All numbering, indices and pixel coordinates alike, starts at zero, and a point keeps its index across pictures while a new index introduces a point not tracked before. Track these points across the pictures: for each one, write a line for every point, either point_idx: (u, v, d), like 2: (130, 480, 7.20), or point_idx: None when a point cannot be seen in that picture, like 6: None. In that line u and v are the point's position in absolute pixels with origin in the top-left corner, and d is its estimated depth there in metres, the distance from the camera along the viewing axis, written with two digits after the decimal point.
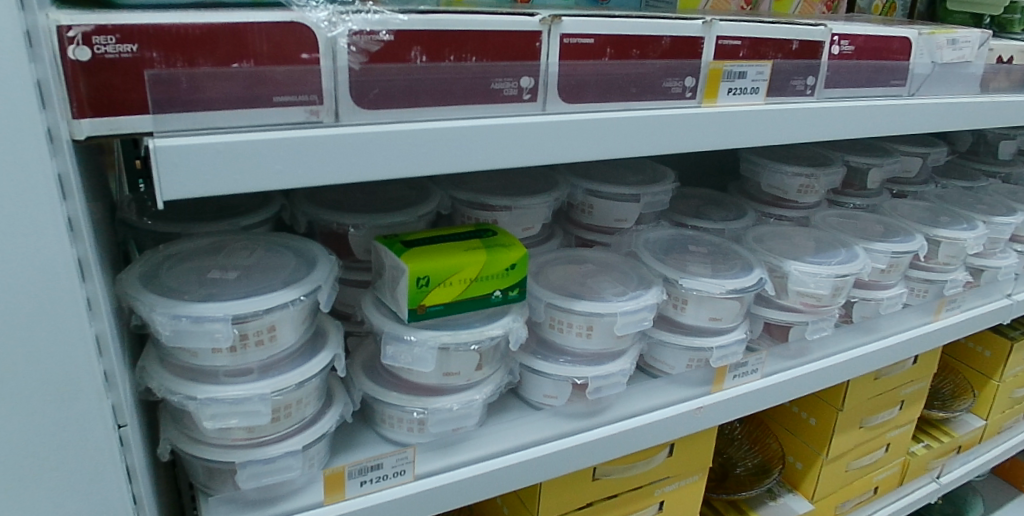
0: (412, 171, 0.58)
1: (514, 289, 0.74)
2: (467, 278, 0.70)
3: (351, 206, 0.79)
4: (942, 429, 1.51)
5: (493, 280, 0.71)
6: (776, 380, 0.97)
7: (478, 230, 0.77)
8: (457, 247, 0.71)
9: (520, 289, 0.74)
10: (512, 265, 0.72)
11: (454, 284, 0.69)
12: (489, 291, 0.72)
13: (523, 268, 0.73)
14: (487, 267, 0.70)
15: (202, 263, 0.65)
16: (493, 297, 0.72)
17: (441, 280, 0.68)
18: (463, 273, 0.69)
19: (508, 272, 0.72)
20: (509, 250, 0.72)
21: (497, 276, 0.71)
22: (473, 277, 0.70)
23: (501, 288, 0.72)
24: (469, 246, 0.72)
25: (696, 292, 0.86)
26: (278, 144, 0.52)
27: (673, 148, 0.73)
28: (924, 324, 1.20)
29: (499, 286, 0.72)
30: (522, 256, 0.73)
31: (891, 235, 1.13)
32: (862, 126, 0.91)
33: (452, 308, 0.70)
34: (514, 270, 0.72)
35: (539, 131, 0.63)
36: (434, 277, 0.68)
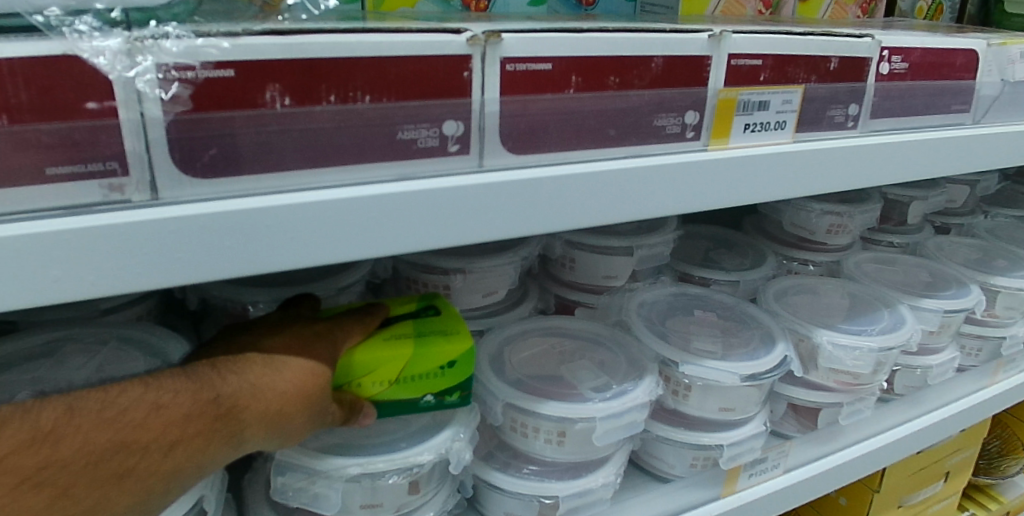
0: (280, 265, 0.40)
1: (453, 393, 0.55)
2: (378, 382, 0.51)
3: (253, 277, 0.61)
4: (988, 494, 1.31)
5: (419, 383, 0.53)
6: (801, 476, 0.78)
7: (419, 304, 0.57)
8: (378, 331, 0.52)
9: (461, 392, 0.55)
10: (451, 363, 0.53)
11: (358, 390, 0.51)
12: (413, 396, 0.53)
13: (467, 365, 0.54)
14: (410, 367, 0.51)
15: (19, 378, 0.48)
16: (420, 404, 0.54)
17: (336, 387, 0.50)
18: (370, 377, 0.51)
19: (443, 372, 0.53)
20: (448, 341, 0.52)
21: (428, 375, 0.52)
22: (387, 381, 0.51)
23: (432, 393, 0.54)
24: (390, 333, 0.52)
25: (700, 381, 0.67)
26: (49, 238, 0.34)
27: (671, 209, 0.54)
28: (978, 390, 1.00)
29: (429, 390, 0.53)
30: (466, 351, 0.53)
31: (940, 286, 0.94)
32: (916, 164, 0.71)
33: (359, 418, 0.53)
34: (452, 370, 0.53)
35: (473, 196, 0.44)
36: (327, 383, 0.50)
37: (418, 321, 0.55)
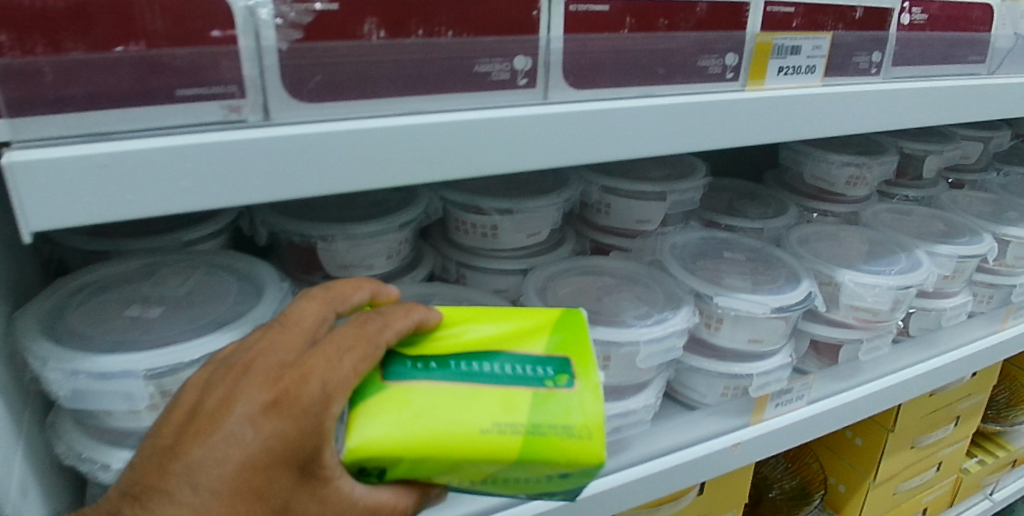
0: (371, 184, 0.45)
1: (546, 490, 0.46)
2: (463, 475, 0.43)
3: (316, 211, 0.66)
4: (996, 441, 1.36)
5: (509, 481, 0.44)
6: (823, 408, 0.82)
7: (548, 360, 0.46)
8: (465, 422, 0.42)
9: (557, 493, 0.47)
10: (559, 474, 0.43)
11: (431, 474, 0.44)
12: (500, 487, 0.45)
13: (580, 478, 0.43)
14: (504, 472, 0.42)
15: (123, 296, 0.53)
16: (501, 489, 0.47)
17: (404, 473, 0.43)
18: (452, 473, 0.43)
19: (544, 479, 0.43)
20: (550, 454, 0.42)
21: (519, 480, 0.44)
22: (474, 476, 0.43)
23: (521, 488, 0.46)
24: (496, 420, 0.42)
25: (733, 312, 0.72)
26: (181, 152, 0.39)
27: (711, 144, 0.58)
28: (990, 335, 1.04)
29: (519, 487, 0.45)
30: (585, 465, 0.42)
31: (954, 234, 0.98)
32: (933, 111, 0.75)
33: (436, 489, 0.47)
34: (557, 479, 0.44)
35: (538, 126, 0.49)
36: (395, 472, 0.42)
37: (542, 400, 0.43)
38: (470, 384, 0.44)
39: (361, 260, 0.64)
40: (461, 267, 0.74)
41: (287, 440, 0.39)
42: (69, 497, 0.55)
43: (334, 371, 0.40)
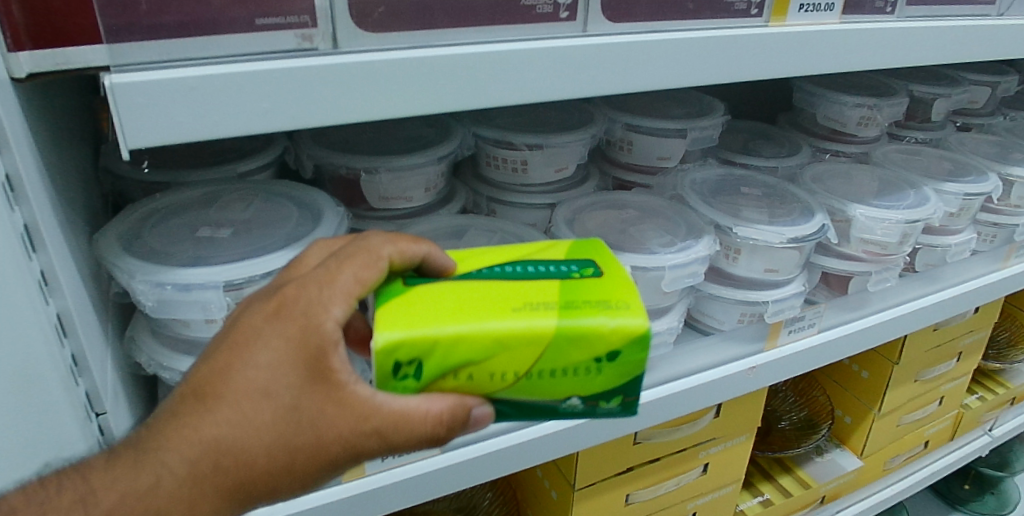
0: (429, 109, 0.48)
1: (613, 399, 0.46)
2: (510, 372, 0.43)
3: (359, 146, 0.69)
4: (996, 379, 1.41)
5: (562, 378, 0.44)
6: (834, 335, 0.87)
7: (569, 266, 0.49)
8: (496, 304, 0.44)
9: (623, 398, 0.46)
10: (611, 352, 0.43)
11: (478, 378, 0.43)
12: (557, 398, 0.45)
13: (633, 356, 0.44)
14: (553, 355, 0.43)
15: (191, 220, 0.57)
16: (561, 408, 0.45)
17: (450, 370, 0.43)
18: (501, 365, 0.43)
19: (596, 365, 0.44)
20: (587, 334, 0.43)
21: (563, 374, 0.44)
22: (523, 374, 0.43)
23: (580, 394, 0.45)
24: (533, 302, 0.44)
25: (751, 241, 0.76)
26: (262, 75, 0.42)
27: (735, 77, 0.62)
28: (993, 272, 1.08)
29: (577, 392, 0.45)
30: (637, 336, 0.43)
31: (961, 173, 1.01)
32: (944, 50, 0.78)
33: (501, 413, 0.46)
34: (610, 364, 0.44)
35: (577, 55, 0.52)
36: (425, 366, 0.42)
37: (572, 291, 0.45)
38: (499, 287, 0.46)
39: (402, 192, 0.68)
40: (492, 202, 0.79)
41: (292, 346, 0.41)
42: (146, 407, 0.60)
43: (334, 284, 0.43)
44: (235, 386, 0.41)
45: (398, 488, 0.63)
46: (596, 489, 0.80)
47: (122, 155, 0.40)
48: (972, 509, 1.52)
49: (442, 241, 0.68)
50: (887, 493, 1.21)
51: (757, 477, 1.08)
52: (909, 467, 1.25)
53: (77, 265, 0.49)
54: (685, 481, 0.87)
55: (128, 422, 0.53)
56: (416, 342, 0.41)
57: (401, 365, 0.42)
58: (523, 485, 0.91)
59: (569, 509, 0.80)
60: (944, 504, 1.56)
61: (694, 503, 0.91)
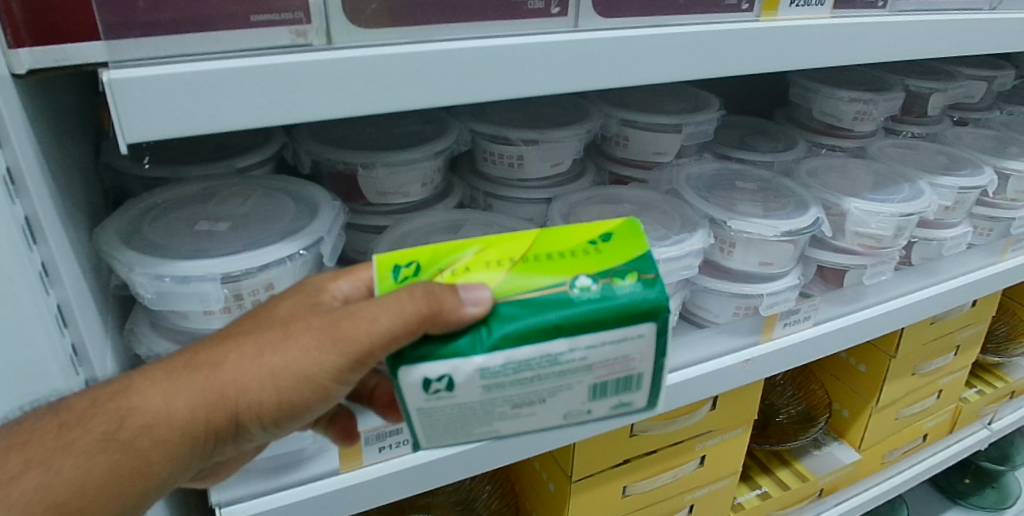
0: (423, 103, 0.49)
1: (626, 275, 0.40)
2: (505, 260, 0.42)
3: (356, 141, 0.70)
4: (995, 373, 1.41)
5: (562, 260, 0.42)
6: (829, 328, 0.88)
7: None
8: None
9: (637, 274, 0.41)
10: (603, 234, 0.44)
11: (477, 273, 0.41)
12: (561, 279, 0.40)
13: (627, 239, 0.44)
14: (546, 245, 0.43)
15: (190, 214, 0.58)
16: (573, 295, 0.40)
17: (446, 266, 0.42)
18: (494, 255, 0.43)
19: (591, 246, 0.43)
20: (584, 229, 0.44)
21: (569, 256, 0.42)
22: (519, 260, 0.42)
23: (589, 272, 0.40)
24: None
25: (745, 235, 0.77)
26: (257, 71, 0.43)
27: (728, 72, 0.62)
28: (989, 265, 1.08)
29: (585, 270, 0.40)
30: (625, 224, 0.44)
31: (957, 167, 1.01)
32: (938, 45, 0.79)
33: (507, 318, 0.39)
34: (606, 243, 0.43)
35: (569, 51, 0.53)
36: (423, 265, 0.43)
37: None
38: None
39: (399, 187, 0.69)
40: (488, 197, 0.79)
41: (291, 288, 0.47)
42: None
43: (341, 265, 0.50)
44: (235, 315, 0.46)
45: (395, 479, 0.64)
46: (593, 481, 0.81)
47: (120, 149, 0.41)
48: (972, 504, 1.52)
49: (439, 235, 0.69)
50: (885, 487, 1.21)
51: (755, 470, 1.09)
52: (907, 461, 1.26)
53: (77, 258, 0.50)
54: (681, 473, 0.88)
55: None
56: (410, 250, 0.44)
57: (398, 269, 0.43)
58: (521, 478, 0.92)
59: (566, 500, 0.81)
60: (943, 498, 1.56)
61: (691, 495, 0.92)
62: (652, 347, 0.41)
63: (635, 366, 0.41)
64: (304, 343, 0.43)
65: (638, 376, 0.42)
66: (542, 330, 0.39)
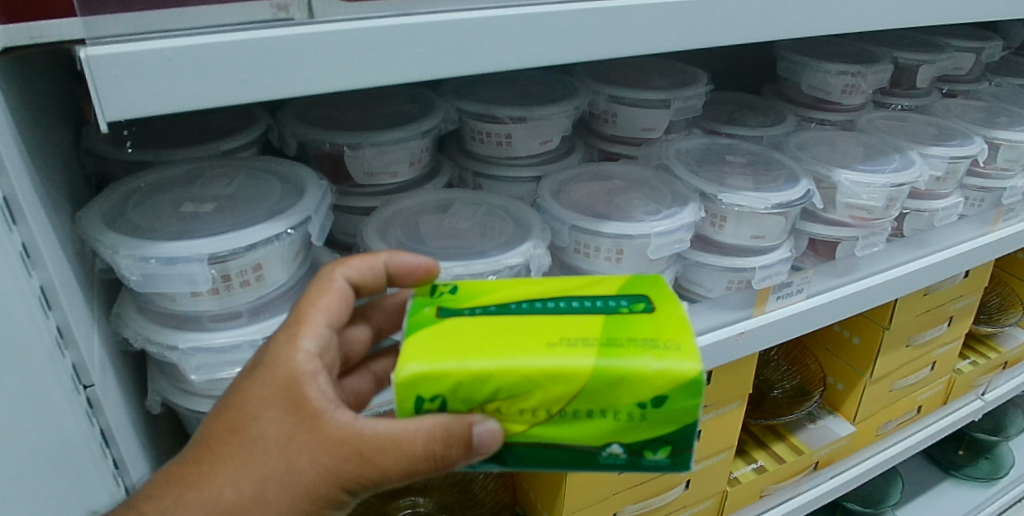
0: (408, 77, 0.49)
1: (660, 448, 0.43)
2: (543, 408, 0.41)
3: (342, 122, 0.69)
4: (988, 344, 1.42)
5: (602, 422, 0.42)
6: (823, 300, 0.87)
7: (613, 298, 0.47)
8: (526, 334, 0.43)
9: (670, 448, 0.43)
10: (656, 398, 0.41)
11: (505, 412, 0.42)
12: (595, 444, 0.42)
13: (682, 403, 0.41)
14: (591, 396, 0.41)
15: (175, 195, 0.57)
16: (599, 456, 0.43)
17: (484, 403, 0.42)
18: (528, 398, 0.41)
19: (640, 412, 0.41)
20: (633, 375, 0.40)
21: (603, 417, 0.42)
22: (560, 412, 0.41)
23: (622, 441, 0.43)
24: (568, 338, 0.43)
25: (736, 208, 0.77)
26: (240, 45, 0.43)
27: (719, 41, 0.62)
28: (981, 236, 1.08)
29: (618, 438, 0.42)
30: (688, 381, 0.40)
31: (947, 137, 1.01)
32: (939, 12, 0.76)
33: (528, 456, 0.44)
34: (657, 411, 0.41)
35: (554, 21, 0.52)
36: (447, 402, 0.42)
37: (606, 324, 0.44)
38: (540, 320, 0.45)
39: (386, 167, 0.68)
40: (477, 177, 0.79)
41: (261, 382, 0.44)
42: (132, 383, 0.61)
43: (299, 321, 0.47)
44: (218, 428, 0.44)
45: None
46: None
47: (101, 126, 0.40)
48: (965, 475, 1.53)
49: (428, 215, 0.69)
50: (881, 458, 1.22)
51: (750, 445, 1.09)
52: (902, 433, 1.26)
53: (59, 242, 0.50)
54: None
55: (112, 398, 0.54)
56: (436, 376, 0.40)
57: (422, 403, 0.42)
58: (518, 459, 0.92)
59: (563, 478, 0.81)
60: (938, 470, 1.57)
61: (687, 470, 0.92)
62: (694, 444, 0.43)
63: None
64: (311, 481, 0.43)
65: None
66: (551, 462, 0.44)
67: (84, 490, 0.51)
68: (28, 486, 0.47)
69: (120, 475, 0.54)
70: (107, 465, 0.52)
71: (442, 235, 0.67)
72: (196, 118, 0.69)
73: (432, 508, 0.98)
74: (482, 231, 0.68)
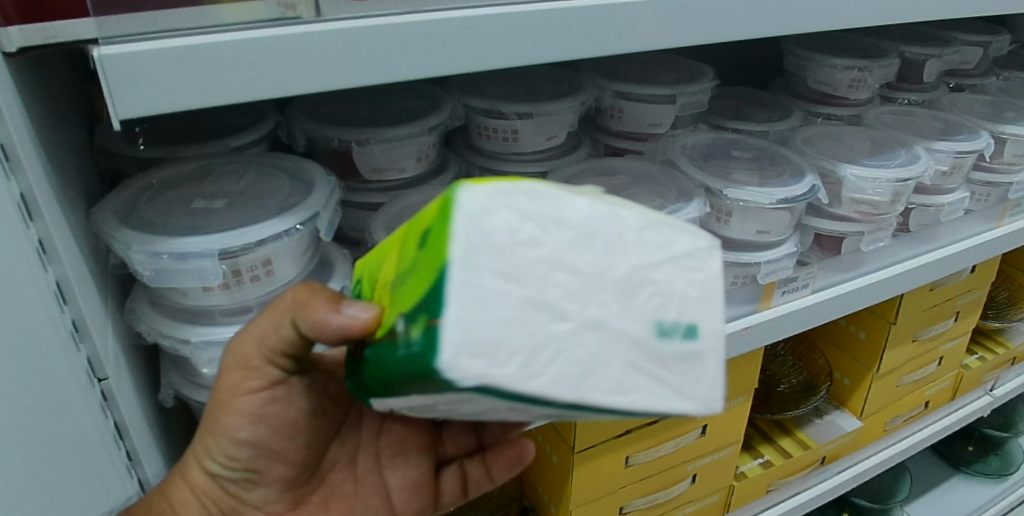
0: (415, 75, 0.49)
1: (416, 319, 0.29)
2: (384, 282, 0.35)
3: (350, 118, 0.70)
4: (997, 339, 1.41)
5: (398, 287, 0.32)
6: (829, 295, 0.87)
7: None
8: None
9: (424, 319, 0.29)
10: (425, 236, 0.31)
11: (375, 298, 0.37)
12: (389, 323, 0.32)
13: (435, 235, 0.30)
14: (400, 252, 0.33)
15: (186, 192, 0.58)
16: (394, 346, 0.31)
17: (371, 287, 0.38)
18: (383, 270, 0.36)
19: (416, 262, 0.31)
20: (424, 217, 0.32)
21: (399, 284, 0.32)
22: (386, 285, 0.34)
23: (401, 312, 0.31)
24: None
25: (742, 203, 0.77)
26: (251, 44, 0.43)
27: (723, 37, 0.62)
28: (987, 231, 1.08)
29: (399, 308, 0.31)
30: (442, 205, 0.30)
31: (953, 132, 1.01)
32: (946, 7, 0.76)
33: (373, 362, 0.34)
34: (423, 254, 0.30)
35: (559, 18, 0.53)
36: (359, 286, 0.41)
37: None
38: None
39: (394, 163, 0.69)
40: (484, 172, 0.80)
41: None
42: (145, 377, 0.62)
43: None
44: None
45: None
46: (595, 452, 0.82)
47: (113, 123, 0.41)
48: (974, 470, 1.53)
49: None
50: (889, 453, 1.22)
51: (757, 440, 1.10)
52: (909, 428, 1.26)
53: (75, 236, 0.51)
54: (683, 443, 0.89)
55: (126, 392, 0.55)
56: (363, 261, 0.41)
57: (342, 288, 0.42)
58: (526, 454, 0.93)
59: (570, 472, 0.82)
60: (946, 465, 1.57)
61: (693, 464, 0.93)
62: (474, 324, 0.27)
63: (561, 391, 0.28)
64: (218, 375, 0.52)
65: (631, 370, 0.29)
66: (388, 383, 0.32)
67: (100, 482, 0.52)
68: (46, 477, 0.48)
69: (132, 466, 0.56)
70: (121, 457, 0.54)
71: None
72: (206, 115, 0.70)
73: None
74: None
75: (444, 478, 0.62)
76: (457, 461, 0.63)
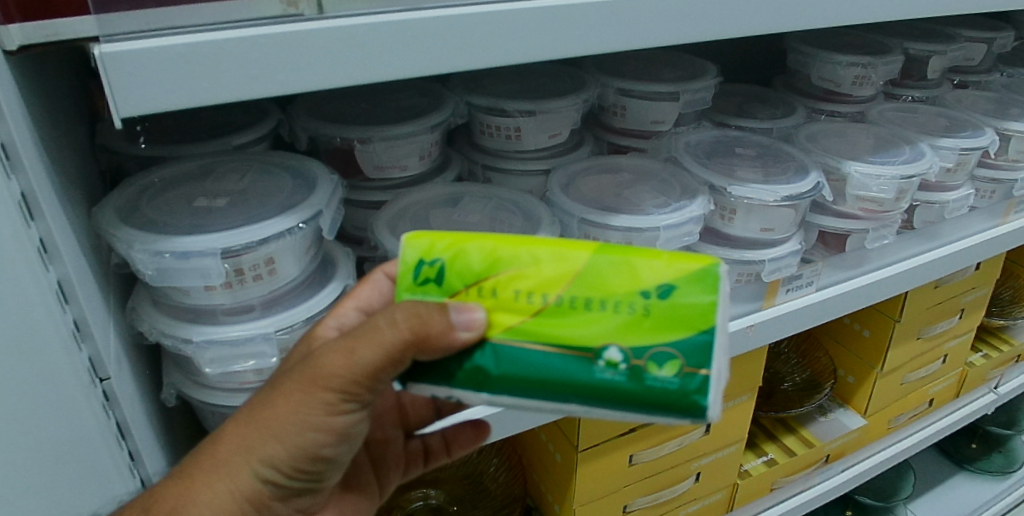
0: (417, 72, 0.49)
1: (664, 361, 0.35)
2: (537, 293, 0.37)
3: (351, 116, 0.70)
4: (1001, 336, 1.41)
5: (597, 315, 0.35)
6: (833, 293, 0.86)
7: None
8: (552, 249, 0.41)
9: (679, 364, 0.34)
10: (660, 288, 0.35)
11: (505, 299, 0.37)
12: (588, 345, 0.35)
13: (688, 296, 0.35)
14: (589, 281, 0.36)
15: (187, 190, 0.58)
16: (595, 369, 0.35)
17: (476, 283, 0.38)
18: (528, 279, 0.37)
19: (645, 305, 0.35)
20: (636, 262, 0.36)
21: (595, 314, 0.36)
22: (557, 302, 0.36)
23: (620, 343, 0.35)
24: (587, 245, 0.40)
25: (746, 200, 0.77)
26: (253, 41, 0.43)
27: (728, 33, 0.61)
28: (992, 228, 1.07)
29: (616, 338, 0.35)
30: (695, 271, 0.35)
31: (958, 128, 1.00)
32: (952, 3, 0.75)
33: (513, 366, 0.36)
34: (663, 304, 0.35)
35: (563, 14, 0.52)
36: (444, 277, 0.38)
37: None
38: None
39: (396, 161, 0.69)
40: (487, 170, 0.79)
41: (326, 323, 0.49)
42: (147, 376, 0.62)
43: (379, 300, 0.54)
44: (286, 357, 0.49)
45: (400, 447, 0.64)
46: (599, 451, 0.81)
47: (114, 121, 0.40)
48: (977, 468, 1.53)
49: (438, 209, 0.69)
50: (893, 451, 1.21)
51: (761, 438, 1.09)
52: (913, 426, 1.26)
53: (76, 236, 0.50)
54: (688, 442, 0.88)
55: (127, 391, 0.55)
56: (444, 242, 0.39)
57: (422, 276, 0.39)
58: (529, 453, 0.93)
59: (573, 471, 0.82)
60: (949, 463, 1.56)
61: (697, 462, 0.92)
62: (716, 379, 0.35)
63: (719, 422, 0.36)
64: (301, 399, 0.43)
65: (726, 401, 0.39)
66: (558, 389, 0.36)
67: (102, 483, 0.52)
68: (49, 477, 0.48)
69: (135, 467, 0.56)
70: (123, 457, 0.54)
71: (452, 228, 0.67)
72: (207, 113, 0.69)
73: (445, 501, 0.98)
74: (492, 224, 0.68)
75: (411, 448, 0.65)
76: (422, 433, 0.66)
